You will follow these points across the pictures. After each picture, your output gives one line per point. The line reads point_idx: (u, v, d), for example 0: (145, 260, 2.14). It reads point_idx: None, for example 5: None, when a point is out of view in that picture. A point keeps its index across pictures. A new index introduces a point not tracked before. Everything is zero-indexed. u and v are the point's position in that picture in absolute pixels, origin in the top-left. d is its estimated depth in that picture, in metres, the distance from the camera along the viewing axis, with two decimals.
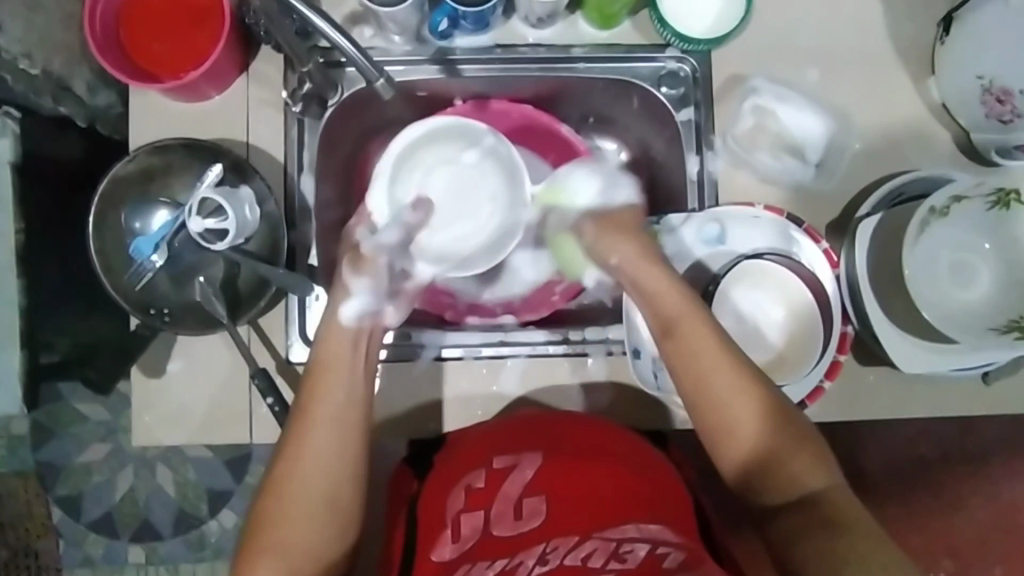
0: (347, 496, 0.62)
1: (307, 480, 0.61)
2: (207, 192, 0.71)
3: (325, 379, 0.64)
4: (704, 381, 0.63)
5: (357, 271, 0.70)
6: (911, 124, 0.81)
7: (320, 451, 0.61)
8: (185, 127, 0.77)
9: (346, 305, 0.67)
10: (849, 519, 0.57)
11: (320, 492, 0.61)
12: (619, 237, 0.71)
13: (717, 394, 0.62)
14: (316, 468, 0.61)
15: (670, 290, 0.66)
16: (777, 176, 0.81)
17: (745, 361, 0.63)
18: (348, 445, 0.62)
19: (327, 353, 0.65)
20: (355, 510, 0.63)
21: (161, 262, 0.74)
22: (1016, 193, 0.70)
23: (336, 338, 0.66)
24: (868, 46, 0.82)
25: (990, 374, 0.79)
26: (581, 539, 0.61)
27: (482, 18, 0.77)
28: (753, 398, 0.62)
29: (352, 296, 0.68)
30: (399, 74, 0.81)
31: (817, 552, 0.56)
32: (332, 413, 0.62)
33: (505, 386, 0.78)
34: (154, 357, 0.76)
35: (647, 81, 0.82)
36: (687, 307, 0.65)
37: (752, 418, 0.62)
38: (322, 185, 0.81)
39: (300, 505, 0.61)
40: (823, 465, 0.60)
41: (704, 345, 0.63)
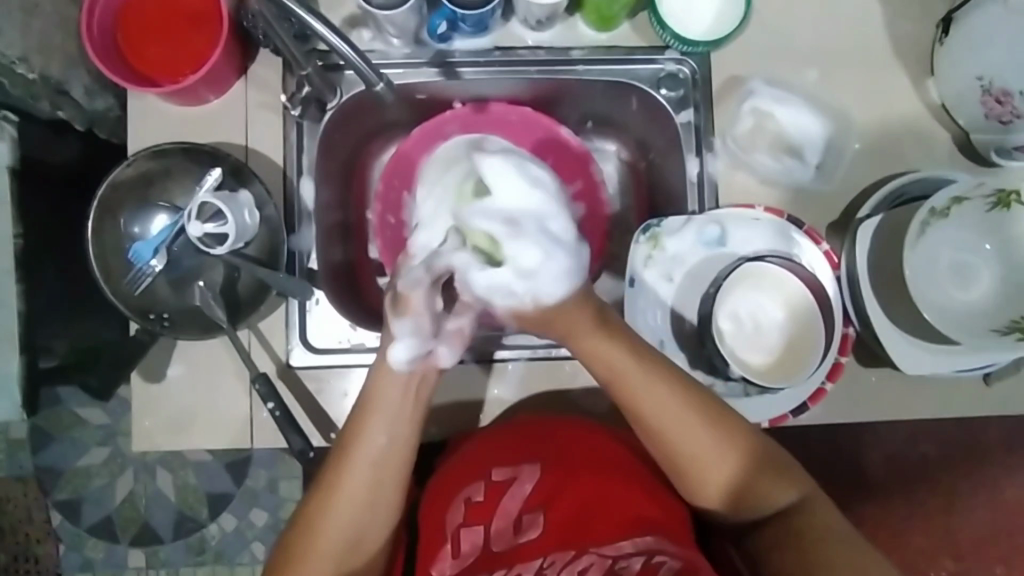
0: (369, 527, 0.62)
1: (328, 529, 0.60)
2: (207, 196, 0.70)
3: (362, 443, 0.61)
4: (664, 440, 0.62)
5: (399, 313, 0.62)
6: (910, 124, 0.81)
7: (343, 491, 0.60)
8: (183, 132, 0.77)
9: (394, 350, 0.62)
10: (813, 530, 0.61)
11: (339, 522, 0.60)
12: (570, 322, 0.63)
13: (676, 447, 0.62)
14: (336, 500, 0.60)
15: (612, 358, 0.62)
16: (777, 177, 0.81)
17: (695, 410, 0.62)
18: (366, 481, 0.61)
19: (365, 419, 0.62)
20: (369, 537, 0.62)
21: (160, 266, 0.74)
22: (1017, 194, 0.70)
23: (385, 392, 0.62)
24: (867, 46, 0.82)
25: (991, 375, 0.79)
26: (577, 554, 0.63)
27: (481, 21, 0.77)
28: (707, 444, 0.62)
29: (397, 340, 0.62)
30: (399, 76, 0.81)
31: (798, 558, 0.61)
32: (367, 458, 0.61)
33: (505, 389, 0.78)
34: (154, 362, 0.75)
35: (647, 84, 0.82)
36: (635, 376, 0.62)
37: (709, 462, 0.62)
38: (321, 188, 0.81)
39: (317, 531, 0.60)
40: (787, 478, 0.63)
41: (653, 409, 0.62)
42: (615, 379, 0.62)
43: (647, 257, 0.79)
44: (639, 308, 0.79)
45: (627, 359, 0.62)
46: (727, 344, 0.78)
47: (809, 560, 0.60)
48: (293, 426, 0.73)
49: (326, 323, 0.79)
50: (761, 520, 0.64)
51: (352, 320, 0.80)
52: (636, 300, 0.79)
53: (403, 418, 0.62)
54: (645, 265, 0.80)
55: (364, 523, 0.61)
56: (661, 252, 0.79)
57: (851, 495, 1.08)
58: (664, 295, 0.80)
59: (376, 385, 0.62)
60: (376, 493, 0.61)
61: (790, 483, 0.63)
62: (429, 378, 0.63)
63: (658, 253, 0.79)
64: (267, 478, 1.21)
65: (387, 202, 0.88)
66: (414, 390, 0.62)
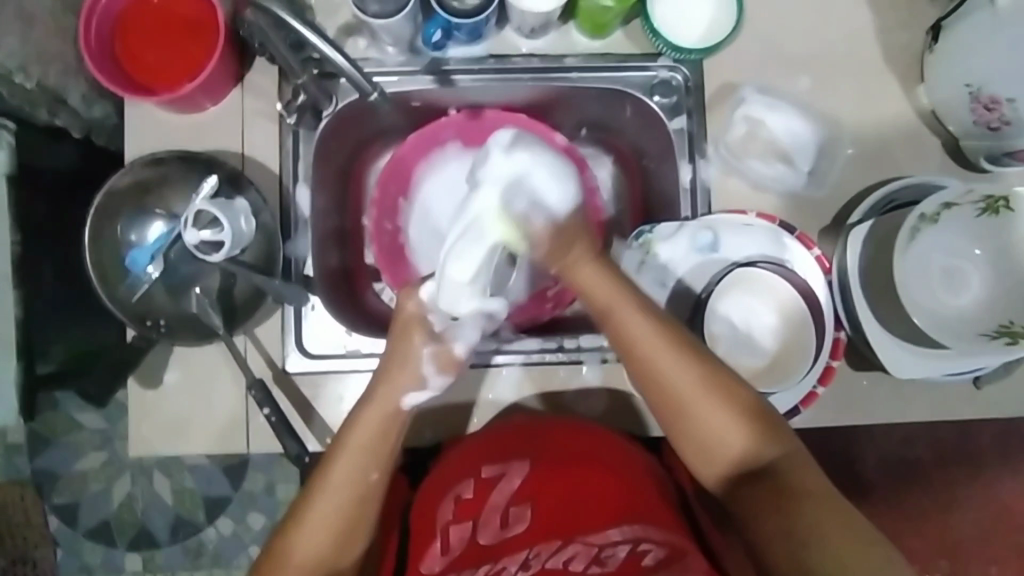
0: (354, 521, 0.61)
1: (308, 532, 0.60)
2: (202, 205, 0.71)
3: (350, 453, 0.62)
4: (653, 373, 0.62)
5: (442, 369, 0.66)
6: (901, 130, 0.82)
7: (333, 484, 0.61)
8: (180, 140, 0.78)
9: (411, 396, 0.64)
10: (802, 492, 0.59)
11: (327, 514, 0.61)
12: (567, 255, 0.65)
13: (662, 379, 0.62)
14: (329, 492, 0.61)
15: (609, 292, 0.64)
16: (768, 184, 0.82)
17: (683, 347, 0.62)
18: (350, 483, 0.61)
19: (348, 437, 0.62)
20: (356, 530, 0.62)
21: (156, 273, 0.74)
22: (1005, 201, 0.69)
23: (383, 404, 0.63)
24: (859, 52, 0.83)
25: (982, 378, 0.80)
26: (564, 543, 0.63)
27: (475, 29, 0.78)
28: (693, 382, 0.62)
29: (425, 387, 0.65)
30: (393, 84, 0.82)
31: (780, 519, 0.58)
32: (361, 446, 0.62)
33: (500, 394, 0.79)
34: (151, 368, 0.76)
35: (640, 90, 0.83)
36: (630, 305, 0.63)
37: (699, 407, 0.62)
38: (317, 195, 0.82)
39: (305, 525, 0.60)
40: (781, 437, 0.61)
41: (640, 337, 0.62)
42: (608, 315, 0.64)
43: (639, 263, 0.80)
44: None
45: (622, 297, 0.63)
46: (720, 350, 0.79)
47: (792, 520, 0.57)
48: (290, 431, 0.73)
49: (322, 329, 0.79)
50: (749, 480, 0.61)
51: (347, 326, 0.80)
52: None
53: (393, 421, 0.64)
54: (638, 271, 0.80)
55: (350, 518, 0.61)
56: (654, 258, 0.80)
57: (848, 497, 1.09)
58: (657, 299, 0.80)
59: (372, 408, 0.63)
60: (363, 486, 0.61)
61: (783, 444, 0.61)
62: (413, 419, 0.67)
63: (650, 259, 0.80)
64: (265, 482, 1.21)
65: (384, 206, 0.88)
66: (397, 425, 0.63)
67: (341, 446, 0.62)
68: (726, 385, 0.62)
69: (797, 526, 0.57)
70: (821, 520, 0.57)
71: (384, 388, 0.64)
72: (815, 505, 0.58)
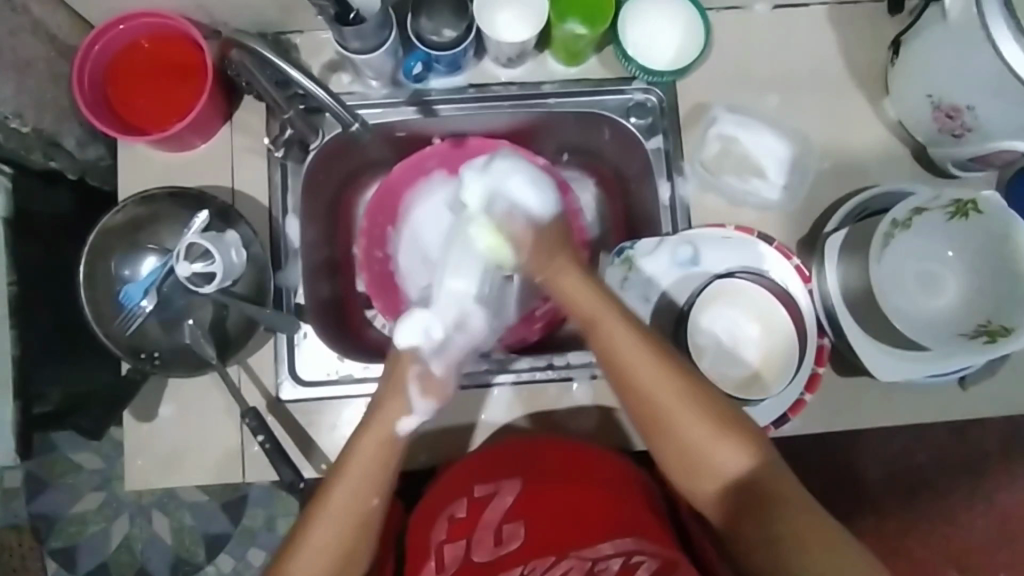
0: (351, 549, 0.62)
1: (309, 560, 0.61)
2: (194, 238, 0.73)
3: (348, 482, 0.62)
4: (634, 387, 0.63)
5: (425, 394, 0.65)
6: (870, 142, 0.85)
7: (332, 512, 0.61)
8: (174, 177, 0.81)
9: (405, 421, 0.64)
10: (783, 499, 0.59)
11: (326, 543, 0.61)
12: (549, 264, 0.67)
13: (643, 392, 0.62)
14: (328, 518, 0.61)
15: (592, 296, 0.65)
16: (744, 198, 0.84)
17: (665, 356, 0.63)
18: (353, 513, 0.61)
19: (348, 463, 0.62)
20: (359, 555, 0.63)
21: (150, 306, 0.75)
22: (973, 204, 0.73)
23: (377, 436, 0.63)
24: (825, 69, 0.86)
25: (966, 379, 0.81)
26: (558, 559, 0.62)
27: (454, 61, 0.81)
28: (670, 391, 0.62)
29: (413, 412, 0.64)
30: (377, 116, 0.85)
31: (761, 527, 0.59)
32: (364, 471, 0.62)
33: (492, 414, 0.80)
34: (146, 402, 0.77)
35: (616, 113, 0.86)
36: (613, 320, 0.64)
37: (676, 419, 0.62)
38: (307, 226, 0.84)
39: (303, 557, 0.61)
40: (759, 450, 0.61)
41: (626, 355, 0.63)
42: (592, 322, 0.65)
43: (622, 279, 0.81)
44: None
45: (604, 303, 0.65)
46: (704, 360, 0.80)
47: (774, 523, 0.59)
48: (283, 458, 0.74)
49: (315, 357, 0.80)
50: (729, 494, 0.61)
51: (339, 352, 0.81)
52: None
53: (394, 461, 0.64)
54: (622, 287, 0.81)
55: (350, 546, 0.62)
56: (637, 274, 0.81)
57: (851, 508, 1.09)
58: (643, 314, 0.81)
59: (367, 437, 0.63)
60: (363, 514, 0.62)
61: (762, 456, 0.61)
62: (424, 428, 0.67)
63: (633, 275, 0.81)
64: (265, 517, 1.20)
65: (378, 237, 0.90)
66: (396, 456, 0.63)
67: (338, 475, 0.62)
68: (703, 394, 0.62)
69: (777, 532, 0.59)
70: (799, 523, 0.58)
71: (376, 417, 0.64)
72: (793, 512, 0.59)
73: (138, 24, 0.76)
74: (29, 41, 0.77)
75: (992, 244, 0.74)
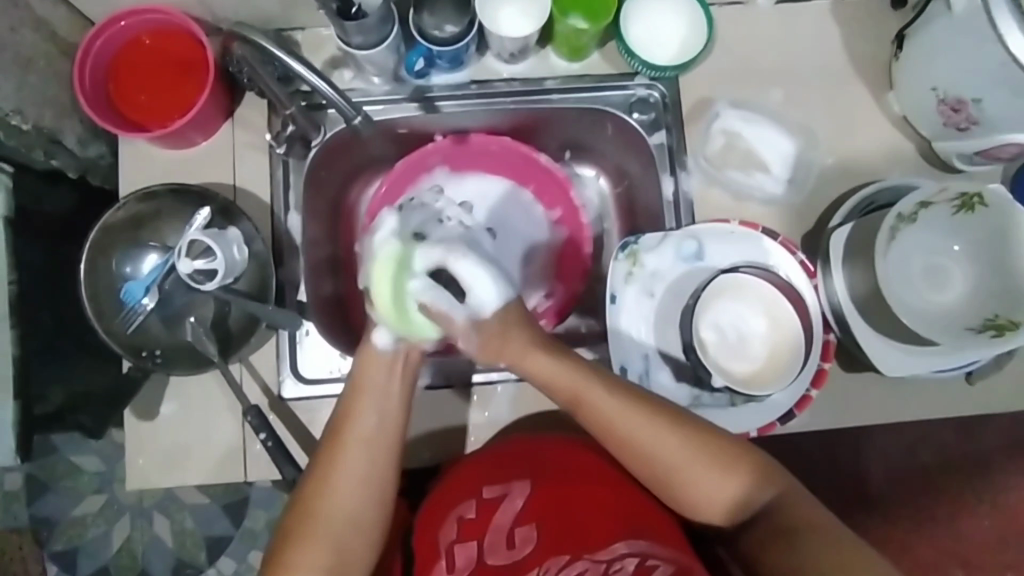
0: (368, 516, 0.62)
1: (332, 498, 0.61)
2: (196, 234, 0.72)
3: (363, 398, 0.65)
4: (637, 450, 0.63)
5: (373, 308, 0.70)
6: (874, 135, 0.85)
7: (353, 445, 0.63)
8: (175, 174, 0.80)
9: (378, 333, 0.68)
10: (802, 527, 0.59)
11: (348, 497, 0.62)
12: (505, 349, 0.68)
13: (649, 453, 0.62)
14: (352, 450, 0.63)
15: (572, 377, 0.65)
16: (748, 193, 0.84)
17: (652, 410, 0.63)
18: (367, 437, 0.63)
19: (363, 379, 0.66)
20: (379, 479, 0.63)
21: (151, 304, 0.75)
22: (980, 197, 0.72)
23: (375, 362, 0.67)
24: (828, 64, 0.86)
25: (973, 374, 0.80)
26: (572, 558, 0.64)
27: (456, 57, 0.81)
28: (675, 445, 0.62)
29: (380, 326, 0.69)
30: (379, 113, 0.84)
31: (784, 559, 0.58)
32: (374, 419, 0.64)
33: (496, 411, 0.80)
34: (147, 399, 0.76)
35: (619, 108, 0.85)
36: (597, 393, 0.64)
37: (686, 468, 0.62)
38: (309, 223, 0.83)
39: (324, 501, 0.61)
40: (770, 480, 0.62)
41: (624, 422, 0.63)
42: (578, 401, 0.64)
43: (627, 274, 0.80)
44: (623, 325, 0.80)
45: (585, 379, 0.64)
46: (710, 356, 0.79)
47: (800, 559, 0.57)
48: (286, 456, 0.73)
49: (318, 355, 0.80)
50: (749, 527, 0.61)
51: (342, 349, 0.81)
52: (618, 318, 0.80)
53: (401, 408, 0.65)
54: (626, 283, 0.80)
55: (367, 485, 0.62)
56: (641, 269, 0.80)
57: (858, 507, 1.08)
58: (646, 310, 0.80)
59: (365, 363, 0.67)
60: (378, 441, 0.63)
61: (773, 485, 0.61)
62: (417, 354, 0.68)
63: (638, 270, 0.80)
64: (266, 519, 1.19)
65: None
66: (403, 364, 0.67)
67: (356, 390, 0.66)
68: (701, 439, 0.62)
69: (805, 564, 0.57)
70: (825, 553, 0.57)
71: (362, 345, 0.68)
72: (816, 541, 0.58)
73: (140, 21, 0.76)
74: (30, 37, 0.76)
75: (998, 238, 0.74)
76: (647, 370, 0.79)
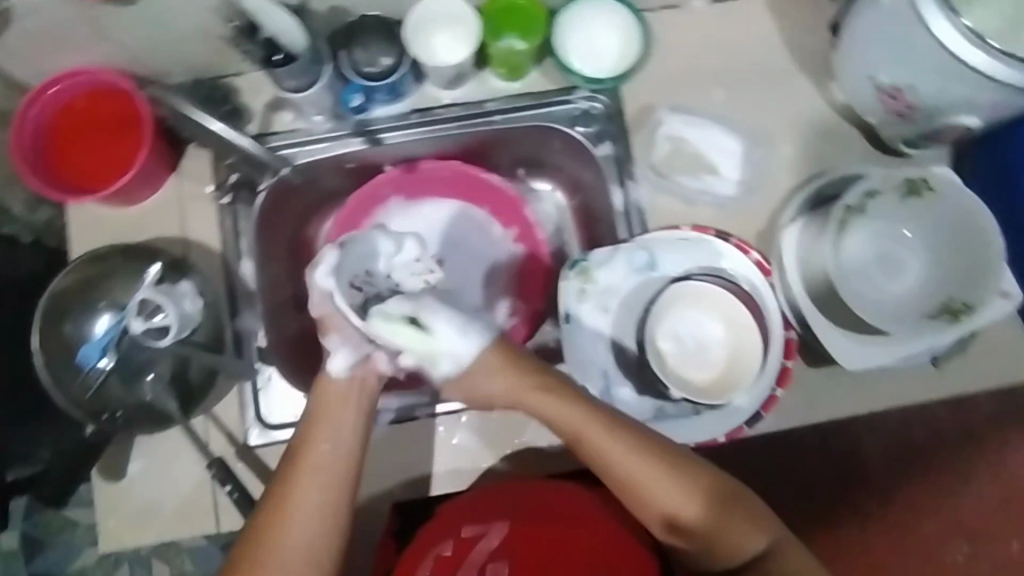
0: (323, 550, 0.60)
1: (288, 532, 0.59)
2: (146, 292, 0.73)
3: (321, 430, 0.63)
4: (643, 491, 0.63)
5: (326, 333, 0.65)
6: (820, 127, 0.85)
7: (311, 479, 0.61)
8: (124, 231, 0.80)
9: (333, 360, 0.65)
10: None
11: (305, 529, 0.60)
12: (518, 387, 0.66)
13: (656, 495, 0.63)
14: (310, 480, 0.61)
15: (572, 415, 0.65)
16: (699, 196, 0.84)
17: (656, 452, 0.63)
18: (329, 468, 0.62)
19: (320, 409, 0.65)
20: (337, 509, 0.61)
21: (110, 365, 0.75)
22: (925, 182, 0.75)
23: (330, 396, 0.65)
24: (767, 60, 0.86)
25: (938, 357, 0.81)
26: None
27: (393, 88, 0.81)
28: (684, 488, 0.62)
29: (336, 352, 0.65)
30: (324, 151, 0.83)
31: None
32: (326, 454, 0.62)
33: (463, 438, 0.80)
34: (114, 459, 0.76)
35: (563, 123, 0.85)
36: (598, 431, 0.63)
37: (696, 509, 0.62)
38: (265, 267, 0.82)
39: (278, 533, 0.59)
40: (767, 529, 0.63)
41: (623, 461, 0.63)
42: (579, 441, 0.64)
43: (580, 291, 0.79)
44: (579, 342, 0.79)
45: (587, 418, 0.64)
46: (669, 367, 0.79)
47: None
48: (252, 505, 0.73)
49: (283, 399, 0.80)
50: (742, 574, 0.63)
51: (305, 391, 0.80)
52: (574, 335, 0.79)
53: (355, 441, 0.64)
54: (580, 299, 0.80)
55: (326, 518, 0.60)
56: (594, 285, 0.79)
57: None
58: (604, 326, 0.80)
59: (321, 396, 0.65)
60: (340, 468, 0.62)
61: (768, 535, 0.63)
62: (371, 381, 0.66)
63: (590, 286, 0.79)
64: None
65: None
66: (358, 393, 0.65)
67: (312, 427, 0.64)
68: (708, 484, 0.63)
69: None
70: None
71: (318, 380, 0.66)
72: None
73: (73, 84, 0.76)
74: None
75: (953, 221, 0.75)
76: (607, 385, 0.79)
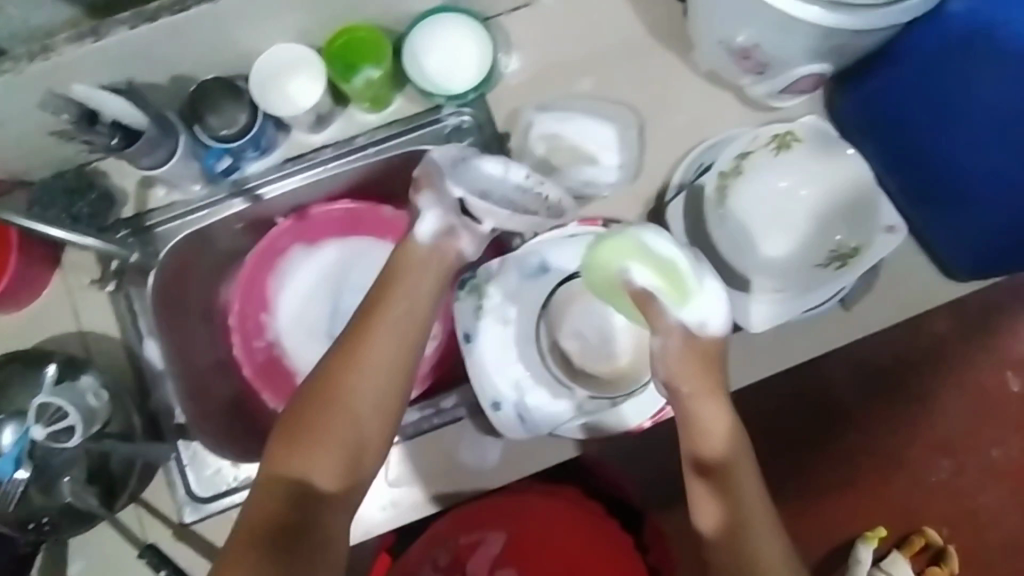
0: (390, 401, 0.70)
1: (360, 380, 0.69)
2: (44, 397, 0.71)
3: (399, 290, 0.74)
4: (737, 496, 0.67)
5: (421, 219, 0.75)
6: (691, 96, 0.85)
7: (376, 343, 0.71)
8: (23, 335, 0.81)
9: (421, 225, 0.75)
10: None
11: (372, 383, 0.69)
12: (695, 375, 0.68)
13: (736, 505, 0.66)
14: (379, 331, 0.71)
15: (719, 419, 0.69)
16: (586, 186, 0.83)
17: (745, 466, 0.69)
18: (398, 322, 0.72)
19: (397, 275, 0.75)
20: (400, 364, 0.71)
21: (26, 473, 0.70)
22: (791, 135, 0.77)
23: (414, 261, 0.75)
24: (627, 39, 0.86)
25: (847, 299, 0.81)
26: None
27: (256, 142, 0.80)
28: (749, 503, 0.67)
29: (425, 215, 0.75)
30: (205, 218, 0.82)
31: None
32: (398, 312, 0.73)
33: (393, 475, 0.78)
34: (53, 559, 0.79)
35: (437, 143, 0.83)
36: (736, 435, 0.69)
37: (746, 524, 0.66)
38: (169, 344, 0.83)
39: (344, 392, 0.69)
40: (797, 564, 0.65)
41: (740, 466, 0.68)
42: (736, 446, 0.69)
43: (475, 309, 0.79)
44: (487, 360, 0.78)
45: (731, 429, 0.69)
46: (576, 366, 0.79)
47: None
48: None
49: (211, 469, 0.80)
50: None
51: (232, 458, 0.80)
52: (478, 355, 0.79)
53: (430, 296, 0.75)
54: (478, 317, 0.79)
55: (391, 380, 0.70)
56: (488, 300, 0.79)
57: (837, 425, 1.07)
58: (512, 336, 0.79)
59: (404, 259, 0.75)
60: (408, 334, 0.72)
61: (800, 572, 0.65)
62: (451, 254, 0.76)
63: (486, 302, 0.79)
64: None
65: (261, 338, 0.89)
66: (439, 264, 0.75)
67: (383, 299, 0.73)
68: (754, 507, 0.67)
69: None
70: None
71: (400, 251, 0.76)
72: None
73: None
74: None
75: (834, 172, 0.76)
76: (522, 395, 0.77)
